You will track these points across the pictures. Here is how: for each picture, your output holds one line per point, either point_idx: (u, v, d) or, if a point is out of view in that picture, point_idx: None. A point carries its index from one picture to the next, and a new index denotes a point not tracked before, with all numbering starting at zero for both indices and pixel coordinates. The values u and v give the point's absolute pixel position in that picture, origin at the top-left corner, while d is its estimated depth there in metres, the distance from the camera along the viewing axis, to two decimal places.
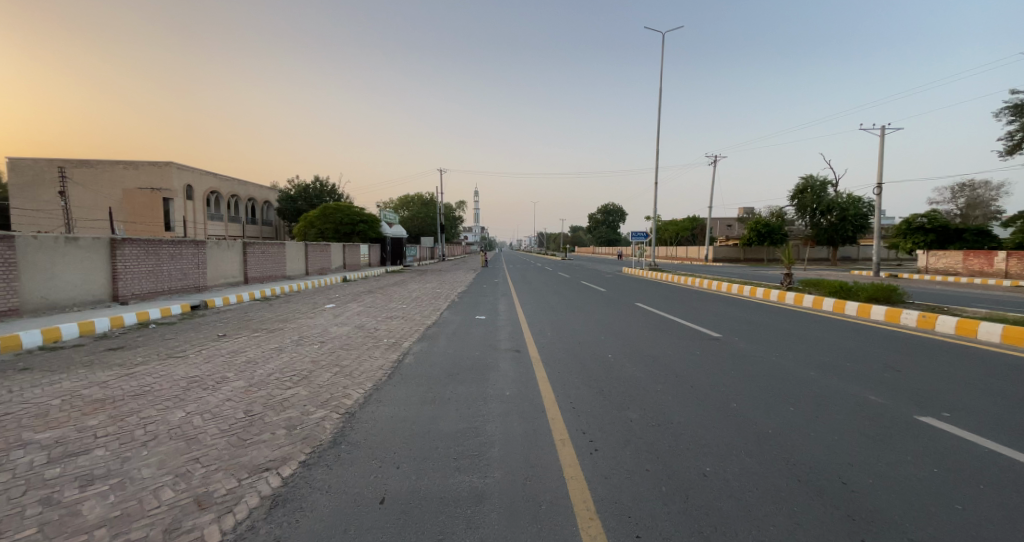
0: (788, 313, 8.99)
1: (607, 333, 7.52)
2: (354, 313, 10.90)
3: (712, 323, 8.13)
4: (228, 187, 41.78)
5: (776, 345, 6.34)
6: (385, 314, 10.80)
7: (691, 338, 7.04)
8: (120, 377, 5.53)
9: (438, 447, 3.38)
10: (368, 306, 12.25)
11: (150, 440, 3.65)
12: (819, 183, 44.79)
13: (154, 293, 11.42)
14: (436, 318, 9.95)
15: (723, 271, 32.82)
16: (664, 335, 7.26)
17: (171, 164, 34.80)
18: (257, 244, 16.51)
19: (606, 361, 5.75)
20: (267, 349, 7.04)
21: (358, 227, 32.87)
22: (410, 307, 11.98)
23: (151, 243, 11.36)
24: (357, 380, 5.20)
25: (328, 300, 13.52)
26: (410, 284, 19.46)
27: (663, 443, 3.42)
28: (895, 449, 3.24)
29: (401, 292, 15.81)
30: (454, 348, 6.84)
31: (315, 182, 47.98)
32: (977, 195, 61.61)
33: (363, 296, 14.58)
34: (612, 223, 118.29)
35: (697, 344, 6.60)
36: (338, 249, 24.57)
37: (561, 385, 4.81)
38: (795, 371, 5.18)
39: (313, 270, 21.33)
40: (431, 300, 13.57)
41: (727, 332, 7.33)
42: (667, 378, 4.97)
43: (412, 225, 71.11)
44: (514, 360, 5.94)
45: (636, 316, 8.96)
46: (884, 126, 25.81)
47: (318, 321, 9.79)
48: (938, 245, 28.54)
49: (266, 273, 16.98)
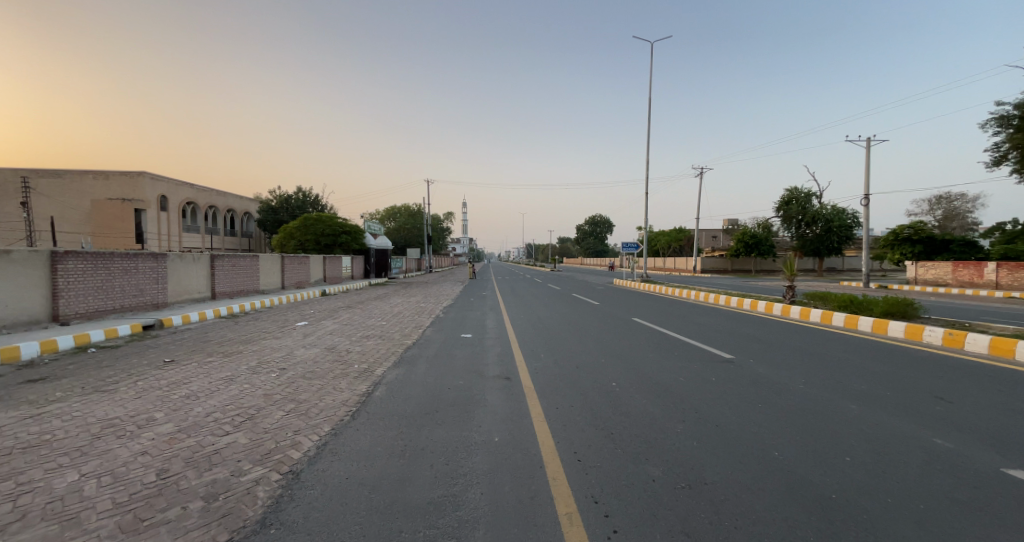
0: (800, 330, 8.29)
1: (608, 355, 6.71)
2: (327, 333, 9.89)
3: (721, 343, 7.38)
4: (205, 198, 40.40)
5: (800, 371, 5.61)
6: (361, 333, 9.80)
7: (703, 361, 6.25)
8: (21, 420, 4.52)
9: (402, 530, 2.50)
10: (344, 324, 11.25)
11: (13, 522, 2.70)
12: (804, 195, 45.22)
13: (103, 311, 10.29)
14: (417, 338, 9.02)
15: (715, 282, 32.46)
16: (673, 358, 6.46)
17: (144, 174, 33.46)
18: (227, 256, 15.42)
19: (612, 392, 4.93)
20: (217, 378, 6.06)
21: (341, 238, 31.76)
22: (390, 324, 11.01)
23: (100, 256, 10.27)
24: (313, 422, 4.27)
25: (301, 317, 12.47)
26: (392, 298, 18.42)
27: (700, 516, 2.60)
28: (1005, 526, 2.47)
29: (382, 308, 14.80)
30: (435, 375, 5.94)
31: (298, 194, 46.71)
32: (954, 208, 63.17)
33: (340, 313, 13.53)
34: (600, 235, 118.72)
35: (712, 370, 5.81)
36: (318, 262, 23.48)
37: (561, 427, 3.96)
38: (832, 404, 4.42)
39: (289, 284, 20.20)
40: (414, 316, 12.62)
41: (741, 354, 6.59)
42: (686, 415, 4.17)
43: (397, 236, 69.93)
44: (504, 392, 5.08)
45: (637, 335, 8.18)
46: (871, 136, 25.80)
47: (285, 342, 8.79)
48: (926, 257, 28.55)
49: (237, 287, 15.86)
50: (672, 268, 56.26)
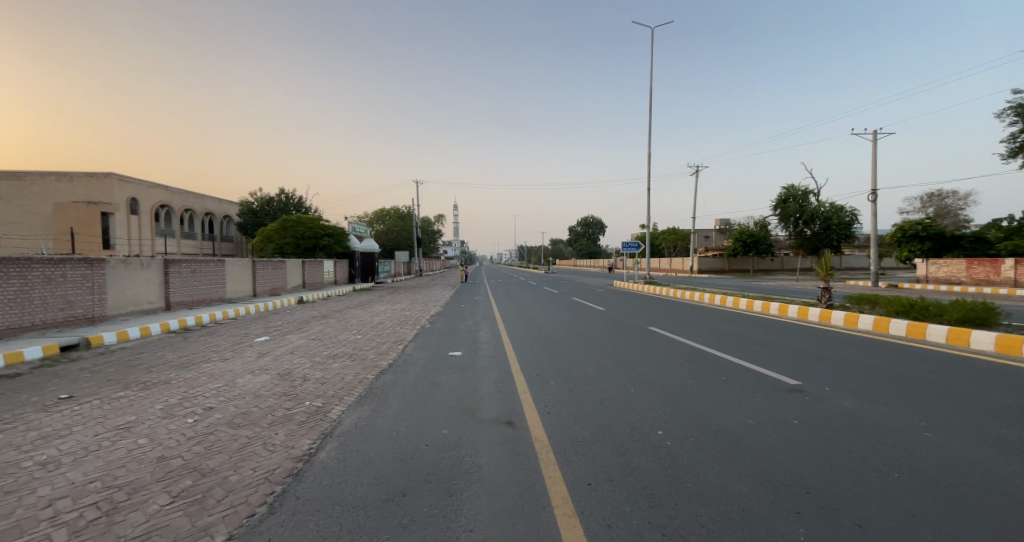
0: (860, 342, 6.84)
1: (636, 383, 5.18)
2: (287, 351, 8.24)
3: (773, 362, 5.89)
4: (181, 201, 38.38)
5: (906, 407, 4.15)
6: (329, 351, 8.14)
7: (767, 391, 4.74)
8: None
9: None
10: (312, 338, 9.58)
11: None
12: (801, 193, 44.37)
13: (16, 329, 8.55)
14: (394, 357, 7.38)
15: (718, 283, 31.00)
16: (723, 387, 4.93)
17: (111, 176, 31.61)
18: (185, 261, 13.65)
19: (665, 451, 3.39)
20: (108, 429, 4.40)
21: (323, 241, 29.94)
22: (365, 339, 9.34)
23: (15, 262, 8.52)
24: (202, 524, 2.66)
25: (264, 331, 10.77)
26: (375, 305, 16.69)
27: None
28: None
29: (360, 317, 13.09)
30: (409, 418, 4.33)
31: (280, 195, 44.61)
32: (945, 205, 63.10)
33: (311, 324, 11.85)
34: (593, 236, 117.95)
35: (785, 404, 4.32)
36: (296, 266, 21.72)
37: (606, 535, 2.40)
38: (1005, 472, 2.94)
39: (262, 291, 18.41)
40: (396, 327, 10.94)
41: (807, 378, 5.13)
42: (799, 501, 2.65)
43: (386, 239, 68.03)
44: (508, 451, 3.53)
45: (663, 351, 6.72)
46: (880, 129, 24.69)
47: (231, 366, 7.13)
48: (935, 254, 27.44)
49: (197, 296, 14.11)
50: (669, 269, 55.08)
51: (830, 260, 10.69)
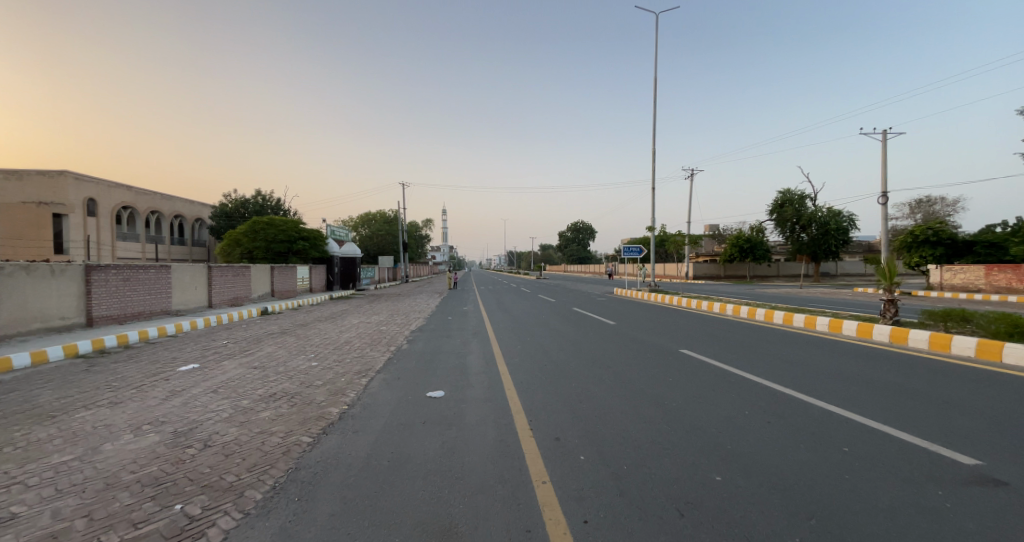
0: (984, 377, 5.05)
1: (719, 466, 3.25)
2: (209, 389, 6.10)
3: (898, 418, 4.04)
4: (146, 202, 35.72)
5: None
6: (264, 390, 6.02)
7: (947, 487, 2.86)
8: None
9: None
10: (253, 367, 7.46)
11: None
12: (798, 197, 43.36)
13: None
14: (351, 400, 5.35)
15: (720, 292, 29.33)
16: (867, 476, 3.04)
17: (66, 174, 28.92)
18: (113, 267, 11.39)
19: None
20: None
21: (297, 245, 27.52)
22: (320, 368, 7.22)
23: None
24: None
25: (197, 355, 8.61)
26: (348, 318, 14.57)
27: None
28: None
29: (324, 334, 10.92)
30: None
31: (256, 197, 41.96)
32: (933, 211, 63.13)
33: (262, 345, 9.66)
34: (583, 242, 116.80)
35: (1018, 525, 2.42)
36: (262, 273, 19.45)
37: None
38: None
39: (218, 302, 16.08)
40: (364, 349, 8.85)
41: (981, 453, 3.29)
42: None
43: (371, 244, 65.47)
44: None
45: (726, 394, 4.83)
46: (890, 129, 23.45)
47: (114, 419, 5.00)
48: (946, 260, 26.01)
49: (130, 309, 11.86)
50: (663, 276, 53.59)
51: (892, 267, 8.88)
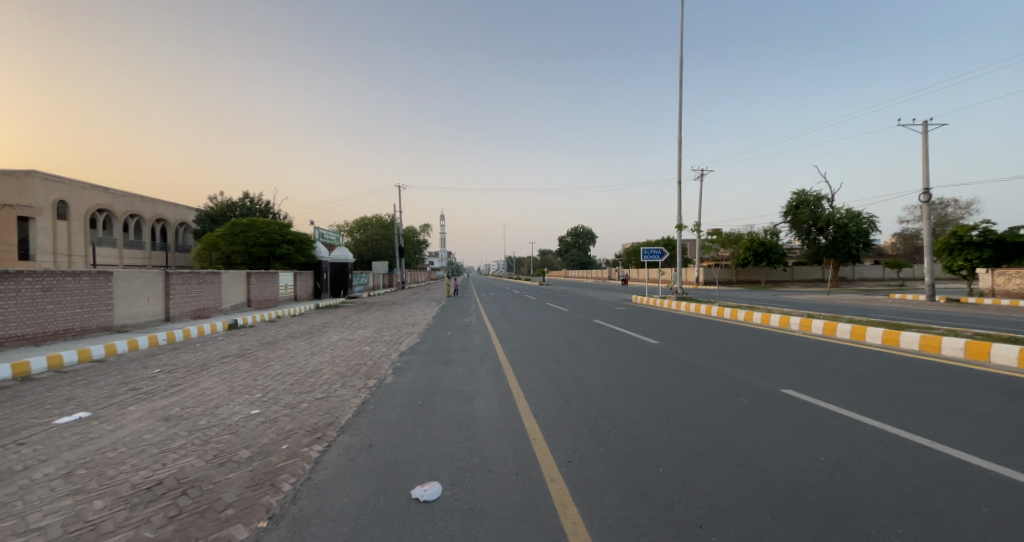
0: None
1: None
2: (62, 472, 3.75)
3: None
4: (125, 205, 33.47)
5: None
6: (151, 472, 3.69)
7: None
8: None
9: None
10: (164, 418, 5.11)
11: None
12: (813, 198, 41.23)
13: None
14: (281, 508, 3.02)
15: (742, 299, 27.12)
16: None
17: (33, 174, 26.67)
18: (30, 273, 9.06)
19: None
20: None
21: (280, 250, 25.20)
22: (259, 421, 4.89)
23: None
24: None
25: (106, 393, 6.27)
26: (329, 333, 12.26)
27: None
28: None
29: (291, 358, 8.59)
30: None
31: (244, 199, 39.78)
32: (946, 214, 60.93)
33: (202, 375, 7.31)
34: (584, 247, 114.70)
35: None
36: (237, 280, 17.20)
37: None
38: None
39: (178, 313, 13.68)
40: (335, 383, 6.52)
41: None
42: None
43: (366, 249, 63.16)
44: None
45: (981, 516, 2.54)
46: (931, 120, 21.44)
47: None
48: (995, 262, 23.49)
49: (51, 325, 9.52)
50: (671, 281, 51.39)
51: None
